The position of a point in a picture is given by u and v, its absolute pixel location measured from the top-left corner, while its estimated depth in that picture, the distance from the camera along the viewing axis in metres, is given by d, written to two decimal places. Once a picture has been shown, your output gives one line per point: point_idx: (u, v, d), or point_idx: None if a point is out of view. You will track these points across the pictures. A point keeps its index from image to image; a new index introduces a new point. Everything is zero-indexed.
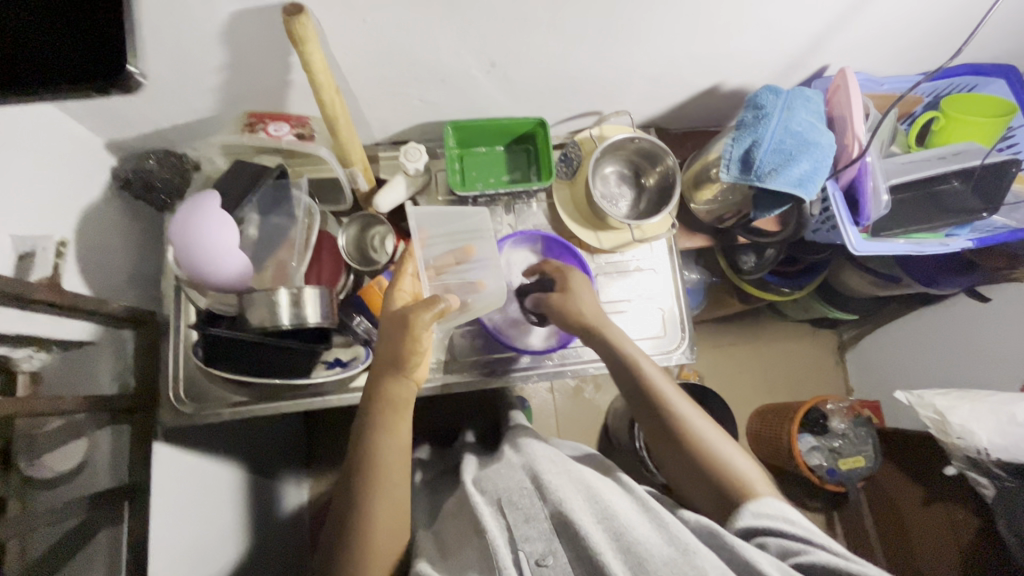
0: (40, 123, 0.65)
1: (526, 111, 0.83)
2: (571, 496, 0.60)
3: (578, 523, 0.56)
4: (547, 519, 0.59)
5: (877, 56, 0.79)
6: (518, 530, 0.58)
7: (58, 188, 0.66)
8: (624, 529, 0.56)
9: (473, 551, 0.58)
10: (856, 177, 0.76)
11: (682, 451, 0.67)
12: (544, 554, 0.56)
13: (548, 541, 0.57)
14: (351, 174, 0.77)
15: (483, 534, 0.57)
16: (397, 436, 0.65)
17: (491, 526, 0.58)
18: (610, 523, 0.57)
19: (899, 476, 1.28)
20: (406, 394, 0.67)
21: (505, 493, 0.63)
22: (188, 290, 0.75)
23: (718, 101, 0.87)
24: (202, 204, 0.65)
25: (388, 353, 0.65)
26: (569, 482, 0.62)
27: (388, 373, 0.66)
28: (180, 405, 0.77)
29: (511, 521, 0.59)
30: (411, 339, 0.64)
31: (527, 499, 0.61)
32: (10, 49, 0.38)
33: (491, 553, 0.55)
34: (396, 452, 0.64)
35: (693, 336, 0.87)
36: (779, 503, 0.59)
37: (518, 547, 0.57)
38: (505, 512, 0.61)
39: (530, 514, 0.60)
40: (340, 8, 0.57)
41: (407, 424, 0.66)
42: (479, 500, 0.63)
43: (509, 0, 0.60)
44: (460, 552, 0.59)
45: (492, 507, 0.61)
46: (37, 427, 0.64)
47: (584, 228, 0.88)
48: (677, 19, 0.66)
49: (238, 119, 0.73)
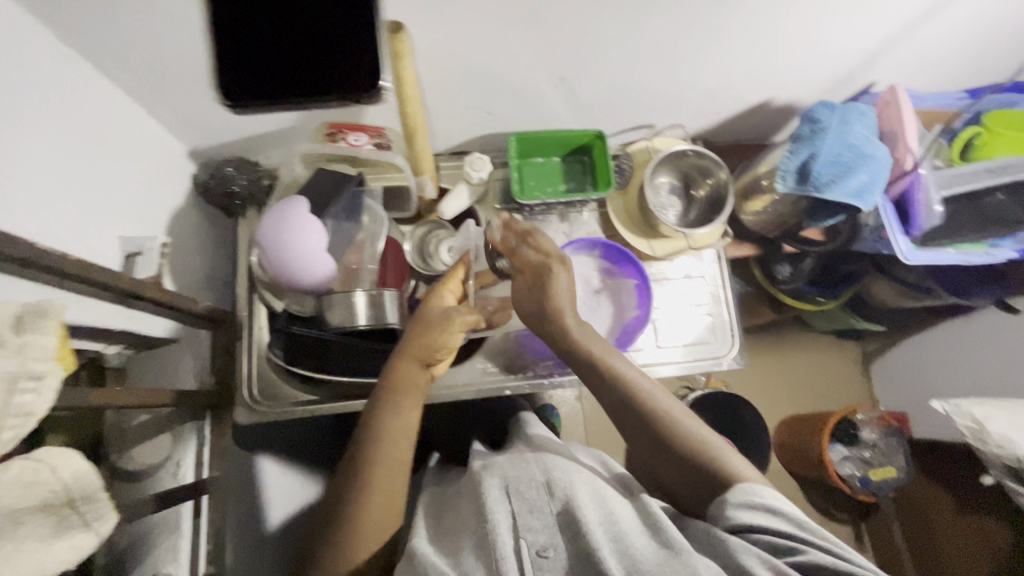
0: (139, 132, 0.68)
1: (585, 123, 0.87)
2: (583, 497, 0.58)
3: (582, 520, 0.55)
4: (553, 515, 0.57)
5: (923, 74, 0.83)
6: (521, 520, 0.57)
7: (150, 194, 0.70)
8: (624, 533, 0.55)
9: (472, 541, 0.56)
10: (907, 189, 0.80)
11: (654, 434, 0.64)
12: (545, 546, 0.55)
13: (551, 534, 0.56)
14: (420, 182, 0.82)
15: (487, 522, 0.56)
16: (406, 418, 0.66)
17: (496, 514, 0.57)
18: (612, 526, 0.55)
19: (931, 488, 1.27)
20: (423, 382, 0.68)
21: (512, 480, 0.61)
22: (263, 294, 0.78)
23: (766, 115, 0.90)
24: (289, 211, 0.70)
25: (416, 341, 0.68)
26: (580, 483, 0.61)
27: (410, 358, 0.67)
28: (255, 405, 0.78)
29: (515, 509, 0.58)
30: (444, 334, 0.67)
31: (534, 490, 0.60)
32: (281, 66, 0.47)
33: (489, 541, 0.54)
34: (402, 435, 0.65)
35: (743, 342, 0.89)
36: (752, 487, 0.57)
37: (520, 535, 0.56)
38: (510, 500, 0.59)
39: (535, 505, 0.58)
40: (434, 25, 0.61)
41: (420, 410, 0.68)
42: (486, 484, 0.61)
43: (588, 20, 0.63)
44: (457, 539, 0.58)
45: (498, 491, 0.60)
46: (126, 421, 0.68)
47: (637, 236, 0.90)
48: (741, 37, 0.70)
49: (317, 129, 0.77)
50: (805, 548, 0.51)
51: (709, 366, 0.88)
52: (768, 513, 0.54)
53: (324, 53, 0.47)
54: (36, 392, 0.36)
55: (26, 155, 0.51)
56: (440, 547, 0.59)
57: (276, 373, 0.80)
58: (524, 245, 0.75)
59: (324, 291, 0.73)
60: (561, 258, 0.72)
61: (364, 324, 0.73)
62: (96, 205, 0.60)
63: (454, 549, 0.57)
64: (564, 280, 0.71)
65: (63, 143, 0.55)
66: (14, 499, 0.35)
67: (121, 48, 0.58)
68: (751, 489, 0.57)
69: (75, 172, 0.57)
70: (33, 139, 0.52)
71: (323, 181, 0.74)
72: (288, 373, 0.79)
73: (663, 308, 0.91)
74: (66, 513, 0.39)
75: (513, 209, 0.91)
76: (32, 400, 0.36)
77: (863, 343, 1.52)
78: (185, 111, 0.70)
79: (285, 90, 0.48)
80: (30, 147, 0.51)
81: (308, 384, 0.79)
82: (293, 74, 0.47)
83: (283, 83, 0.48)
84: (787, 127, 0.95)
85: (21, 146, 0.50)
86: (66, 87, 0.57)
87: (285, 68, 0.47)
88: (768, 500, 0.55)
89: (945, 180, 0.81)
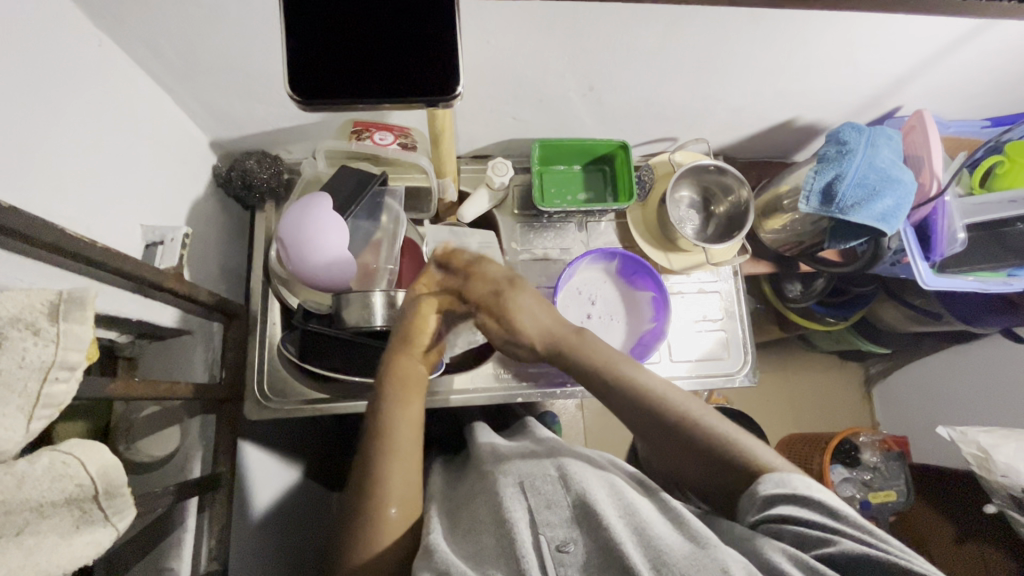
0: (161, 119, 0.67)
1: (608, 132, 0.87)
2: (598, 490, 0.55)
3: (602, 512, 0.52)
4: (570, 509, 0.54)
5: (946, 103, 0.83)
6: (539, 515, 0.54)
7: (170, 184, 0.69)
8: (647, 526, 0.51)
9: (490, 538, 0.53)
10: (930, 215, 0.82)
11: (668, 426, 0.62)
12: (565, 541, 0.52)
13: (570, 529, 0.53)
14: (443, 185, 0.81)
15: (505, 520, 0.53)
16: (404, 407, 0.66)
17: (514, 512, 0.54)
18: (632, 518, 0.52)
19: (933, 514, 1.24)
20: (419, 375, 0.69)
21: (527, 477, 0.59)
22: (281, 289, 0.79)
23: (789, 135, 0.90)
24: (314, 209, 0.69)
25: (400, 333, 0.70)
26: (595, 477, 0.58)
27: (398, 349, 0.70)
28: (265, 401, 0.77)
29: (532, 504, 0.55)
30: (418, 320, 0.71)
31: (550, 485, 0.57)
32: (356, 69, 0.43)
33: (512, 535, 0.51)
34: (407, 425, 0.65)
35: (755, 360, 0.88)
36: (782, 477, 0.54)
37: (539, 531, 0.53)
38: (526, 496, 0.56)
39: (553, 499, 0.56)
40: (471, 29, 0.62)
41: (423, 399, 0.68)
42: (500, 484, 0.59)
43: (624, 32, 0.63)
44: (474, 536, 0.55)
45: (514, 489, 0.57)
46: (133, 412, 0.67)
47: (655, 249, 0.90)
48: (776, 56, 0.70)
49: (343, 127, 0.76)
50: (838, 541, 0.47)
51: (721, 382, 0.88)
52: (802, 505, 0.51)
53: (395, 49, 0.43)
54: (66, 382, 0.37)
55: (59, 138, 0.50)
56: (460, 546, 0.55)
57: (286, 369, 0.79)
58: (471, 276, 0.74)
59: (343, 287, 0.73)
60: (511, 282, 0.73)
61: (380, 325, 0.73)
62: (121, 194, 0.59)
63: (473, 549, 0.53)
64: (522, 301, 0.72)
65: (94, 130, 0.55)
66: (42, 491, 0.35)
67: (156, 35, 0.58)
68: (781, 478, 0.54)
69: (104, 159, 0.57)
70: (72, 127, 0.52)
71: (346, 179, 0.74)
72: (301, 370, 0.79)
73: (676, 321, 0.90)
74: (89, 507, 0.39)
75: (531, 214, 0.90)
76: (63, 390, 0.36)
77: (866, 365, 1.52)
78: (210, 99, 0.69)
79: (359, 88, 0.43)
80: (60, 133, 0.51)
81: (323, 382, 0.79)
82: (366, 74, 0.43)
83: (353, 80, 0.43)
84: (809, 146, 0.95)
85: (55, 131, 0.50)
86: (101, 74, 0.57)
87: (357, 63, 0.43)
88: (805, 492, 0.51)
89: (966, 208, 0.83)
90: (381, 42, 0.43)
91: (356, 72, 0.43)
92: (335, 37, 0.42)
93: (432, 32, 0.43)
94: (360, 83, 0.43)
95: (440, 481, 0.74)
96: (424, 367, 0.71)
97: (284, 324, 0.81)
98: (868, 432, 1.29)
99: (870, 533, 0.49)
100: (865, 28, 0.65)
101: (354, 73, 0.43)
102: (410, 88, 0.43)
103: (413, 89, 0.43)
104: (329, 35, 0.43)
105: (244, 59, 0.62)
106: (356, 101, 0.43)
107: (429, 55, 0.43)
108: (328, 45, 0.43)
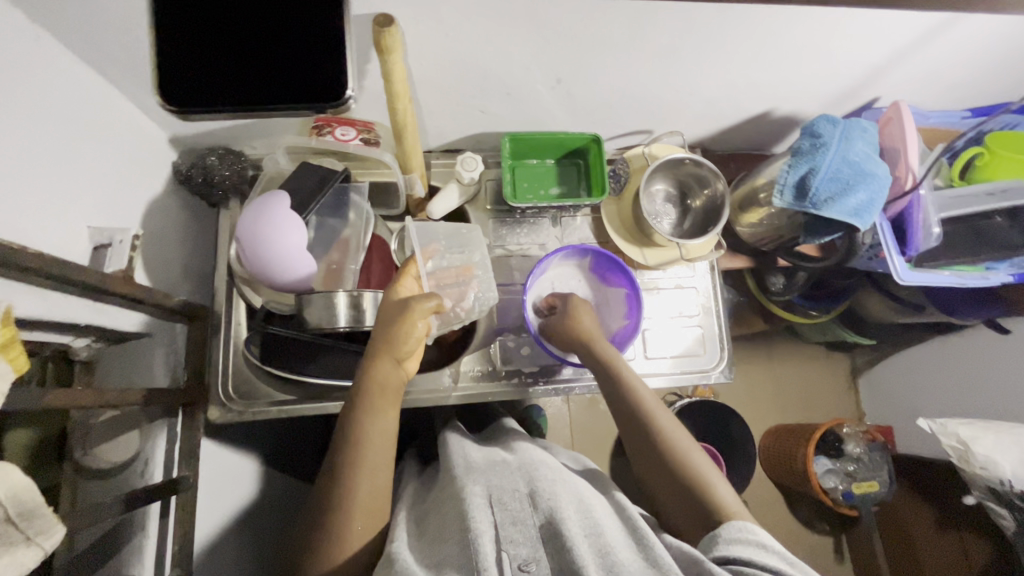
0: (111, 116, 0.65)
1: (582, 124, 0.84)
2: (567, 508, 0.55)
3: (566, 533, 0.51)
4: (537, 527, 0.54)
5: (927, 91, 0.81)
6: (504, 531, 0.53)
7: (123, 184, 0.66)
8: (612, 549, 0.51)
9: (453, 549, 0.52)
10: (906, 208, 0.79)
11: (643, 432, 0.68)
12: (528, 559, 0.50)
13: (534, 547, 0.52)
14: (409, 180, 0.77)
15: (469, 532, 0.52)
16: (380, 421, 0.63)
17: (479, 523, 0.52)
18: (597, 539, 0.52)
19: (914, 503, 1.25)
20: (399, 381, 0.66)
21: (495, 490, 0.58)
22: (244, 290, 0.77)
23: (767, 126, 0.88)
24: (271, 205, 0.67)
25: (383, 336, 0.66)
26: (564, 492, 0.57)
27: (381, 356, 0.65)
28: (229, 402, 0.76)
29: (498, 520, 0.54)
30: (403, 326, 0.66)
31: (517, 501, 0.56)
32: (240, 75, 0.49)
33: (473, 552, 0.50)
34: (377, 442, 0.62)
35: (731, 356, 0.87)
36: (750, 529, 0.55)
37: (502, 547, 0.51)
38: (492, 509, 0.55)
39: (518, 517, 0.54)
40: (429, 22, 0.59)
41: (397, 412, 0.65)
42: (468, 491, 0.57)
43: (588, 23, 0.61)
44: (437, 545, 0.54)
45: (481, 500, 0.56)
46: (92, 417, 0.64)
47: (630, 245, 0.88)
48: (746, 48, 0.68)
49: (305, 122, 0.74)
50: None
51: (696, 379, 0.86)
52: (760, 549, 0.52)
53: (275, 62, 0.49)
54: None
55: None
56: (423, 555, 0.54)
57: (251, 370, 0.78)
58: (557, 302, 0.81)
59: (304, 288, 0.71)
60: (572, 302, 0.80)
61: (344, 326, 0.71)
62: (67, 196, 0.57)
63: (436, 558, 0.52)
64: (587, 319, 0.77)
65: (36, 125, 0.53)
66: None
67: (96, 30, 0.56)
68: (740, 528, 0.55)
69: (48, 162, 0.55)
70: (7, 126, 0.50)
71: (309, 175, 0.72)
72: (264, 371, 0.77)
73: (652, 317, 0.88)
74: (5, 528, 0.37)
75: (504, 208, 0.89)
76: None
77: (852, 355, 1.51)
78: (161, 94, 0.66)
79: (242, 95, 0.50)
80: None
81: (288, 383, 0.77)
82: (252, 84, 0.50)
83: (241, 87, 0.50)
84: (788, 138, 0.93)
85: None
86: (43, 74, 0.55)
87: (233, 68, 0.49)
88: (766, 542, 0.53)
89: (945, 201, 0.81)
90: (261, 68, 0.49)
91: (238, 83, 0.50)
92: (215, 57, 0.49)
93: (317, 43, 0.49)
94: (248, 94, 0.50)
95: (412, 488, 0.72)
96: (403, 371, 0.67)
97: (249, 325, 0.79)
98: (850, 424, 1.28)
99: None
100: (837, 17, 0.63)
101: (240, 82, 0.50)
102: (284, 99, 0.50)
103: (300, 96, 0.50)
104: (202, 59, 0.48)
105: None
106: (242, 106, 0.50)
107: (314, 64, 0.49)
108: (209, 66, 0.49)
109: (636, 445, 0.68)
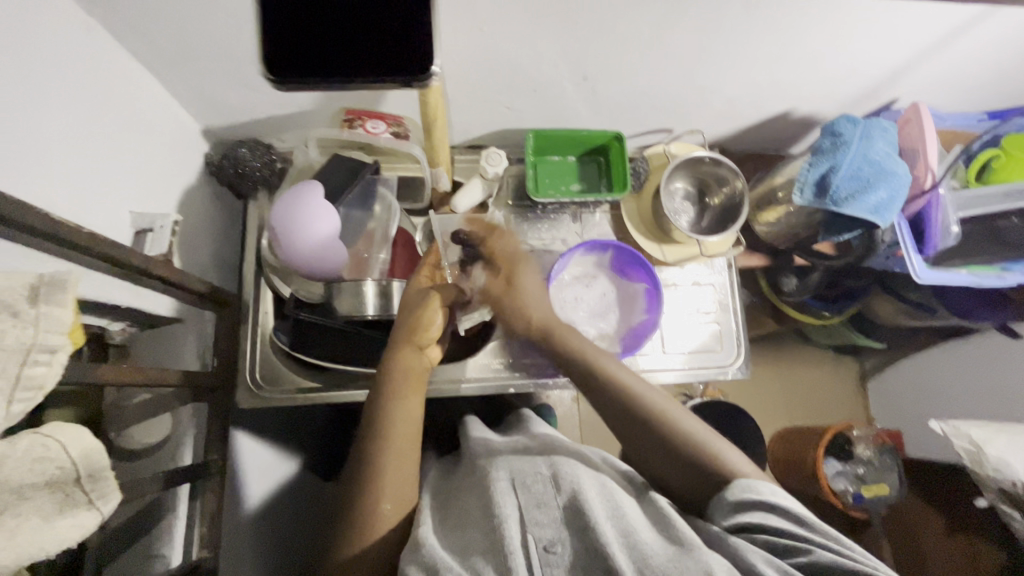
0: (152, 105, 0.67)
1: (604, 122, 0.86)
2: (589, 489, 0.56)
3: (591, 513, 0.52)
4: (560, 507, 0.54)
5: (945, 94, 0.83)
6: (529, 513, 0.54)
7: (161, 172, 0.68)
8: (633, 531, 0.52)
9: (479, 534, 0.53)
10: (924, 207, 0.80)
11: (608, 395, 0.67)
12: (553, 540, 0.51)
13: (558, 528, 0.52)
14: (436, 174, 0.80)
15: (496, 516, 0.53)
16: (406, 404, 0.65)
17: (504, 507, 0.54)
18: (620, 521, 0.52)
19: (924, 506, 1.25)
20: (421, 368, 0.69)
21: (518, 474, 0.59)
22: (273, 278, 0.78)
23: (785, 127, 0.90)
24: (303, 196, 0.69)
25: (405, 325, 0.69)
26: (586, 475, 0.58)
27: (402, 344, 0.69)
28: (257, 389, 0.77)
29: (523, 503, 0.55)
30: (424, 311, 0.70)
31: (540, 484, 0.57)
32: (321, 45, 0.45)
33: (501, 535, 0.51)
34: (404, 423, 0.64)
35: (748, 353, 0.88)
36: (758, 485, 0.55)
37: (528, 529, 0.52)
38: (517, 493, 0.56)
39: (543, 499, 0.55)
40: (463, 17, 0.61)
41: (422, 398, 0.67)
42: (492, 476, 0.59)
43: (618, 21, 0.63)
44: (461, 530, 0.55)
45: (506, 484, 0.57)
46: (124, 400, 0.67)
47: (649, 241, 0.90)
48: (768, 48, 0.69)
49: (335, 115, 0.76)
50: (807, 548, 0.49)
51: (714, 375, 0.87)
52: (776, 511, 0.52)
53: (361, 34, 0.45)
54: (47, 364, 0.37)
55: (49, 126, 0.50)
56: (448, 539, 0.55)
57: (277, 358, 0.79)
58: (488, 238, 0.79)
59: (335, 276, 0.73)
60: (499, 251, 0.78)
61: (372, 314, 0.73)
62: (111, 181, 0.59)
63: (463, 543, 0.53)
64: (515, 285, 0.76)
65: (85, 111, 0.55)
66: (20, 473, 0.36)
67: (145, 22, 0.58)
68: (748, 485, 0.55)
69: (95, 147, 0.57)
70: (61, 113, 0.52)
71: (339, 168, 0.74)
72: (291, 358, 0.79)
73: (670, 313, 0.90)
74: (70, 490, 0.39)
75: (525, 203, 0.90)
76: (44, 371, 0.37)
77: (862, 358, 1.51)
78: (199, 86, 0.68)
79: (324, 65, 0.45)
80: (49, 118, 0.50)
81: (313, 371, 0.79)
82: (332, 54, 0.45)
83: (324, 56, 0.45)
84: (805, 139, 0.94)
85: (45, 117, 0.50)
86: (94, 62, 0.57)
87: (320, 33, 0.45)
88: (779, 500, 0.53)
89: (962, 201, 0.82)
90: (350, 32, 0.45)
91: (319, 53, 0.45)
92: (305, 26, 0.45)
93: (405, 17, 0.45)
94: (327, 64, 0.45)
95: (433, 476, 0.73)
96: (425, 359, 0.70)
97: (275, 313, 0.80)
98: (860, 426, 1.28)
99: (844, 545, 0.50)
100: (859, 19, 0.64)
101: (324, 53, 0.45)
102: (386, 68, 0.45)
103: (382, 68, 0.45)
104: (308, 21, 0.45)
105: (234, 47, 0.62)
106: (322, 78, 0.45)
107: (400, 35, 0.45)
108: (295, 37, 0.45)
109: (608, 412, 0.67)
